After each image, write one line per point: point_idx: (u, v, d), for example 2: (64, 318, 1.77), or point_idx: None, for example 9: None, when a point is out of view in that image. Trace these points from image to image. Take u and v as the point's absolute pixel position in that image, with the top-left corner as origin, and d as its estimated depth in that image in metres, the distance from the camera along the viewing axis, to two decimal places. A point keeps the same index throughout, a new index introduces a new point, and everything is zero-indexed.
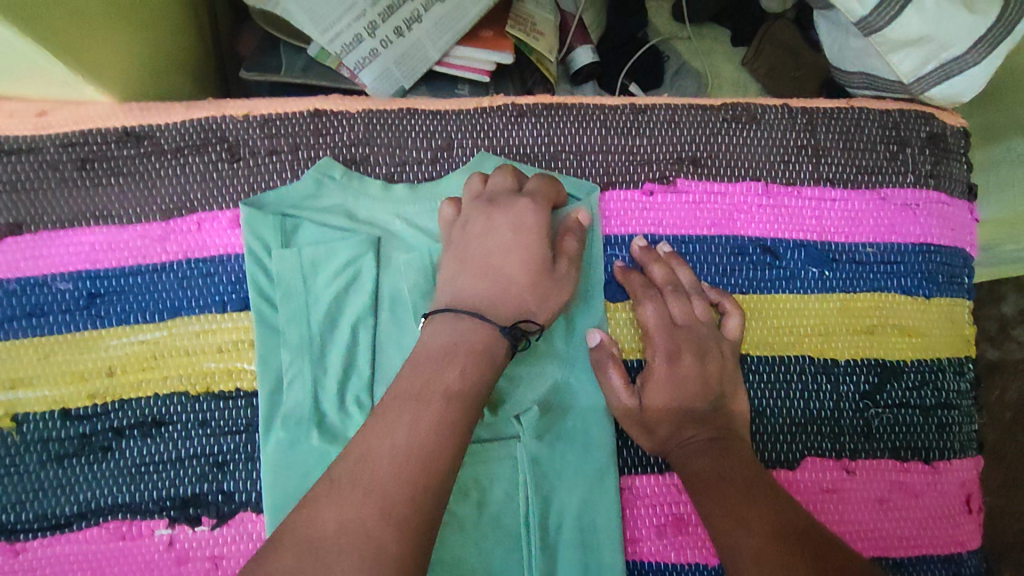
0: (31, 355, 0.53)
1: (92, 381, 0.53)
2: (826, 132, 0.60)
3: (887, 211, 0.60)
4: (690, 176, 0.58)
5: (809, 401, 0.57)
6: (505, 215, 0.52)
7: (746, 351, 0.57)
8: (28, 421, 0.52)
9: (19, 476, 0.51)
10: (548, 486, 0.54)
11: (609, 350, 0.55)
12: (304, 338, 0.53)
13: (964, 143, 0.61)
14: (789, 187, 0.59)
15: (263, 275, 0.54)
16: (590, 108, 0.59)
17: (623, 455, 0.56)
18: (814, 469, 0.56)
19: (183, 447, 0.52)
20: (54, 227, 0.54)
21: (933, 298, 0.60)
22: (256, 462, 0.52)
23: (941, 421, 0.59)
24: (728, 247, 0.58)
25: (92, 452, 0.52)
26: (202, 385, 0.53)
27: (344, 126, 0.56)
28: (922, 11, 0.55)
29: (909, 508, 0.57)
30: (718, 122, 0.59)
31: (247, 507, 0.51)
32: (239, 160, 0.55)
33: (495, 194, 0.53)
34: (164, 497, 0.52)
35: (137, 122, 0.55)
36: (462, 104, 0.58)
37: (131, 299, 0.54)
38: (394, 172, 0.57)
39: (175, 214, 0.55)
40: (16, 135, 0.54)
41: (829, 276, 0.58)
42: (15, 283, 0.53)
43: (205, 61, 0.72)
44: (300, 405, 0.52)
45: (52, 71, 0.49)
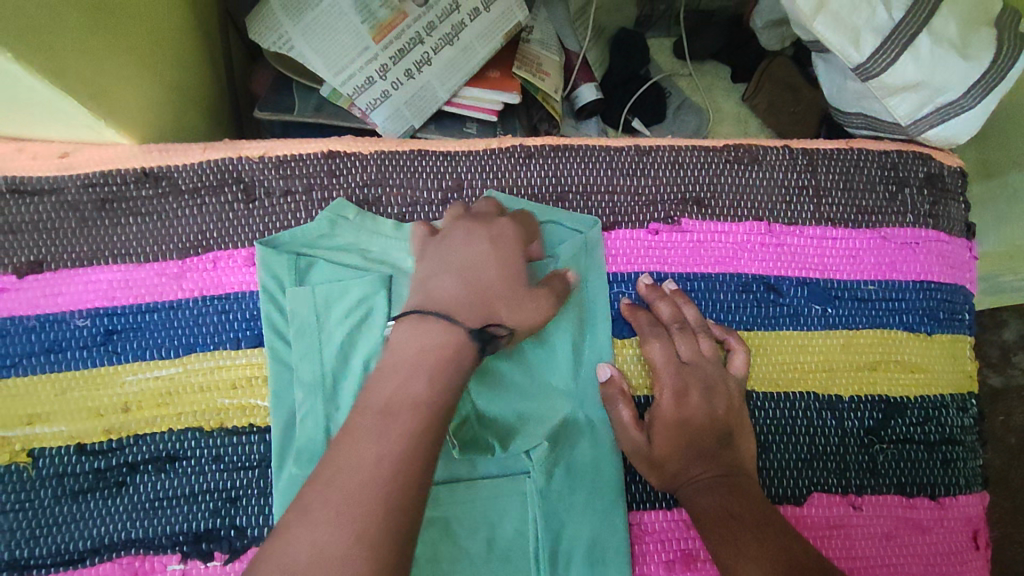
0: (47, 392, 0.53)
1: (107, 417, 0.53)
2: (826, 174, 0.61)
3: (887, 249, 0.61)
4: (694, 215, 0.60)
5: (813, 437, 0.58)
6: (489, 229, 0.54)
7: (752, 388, 0.58)
8: (43, 456, 0.53)
9: (33, 511, 0.52)
10: (558, 522, 0.54)
11: (618, 386, 0.56)
12: (317, 375, 0.54)
13: (962, 183, 0.63)
14: (791, 226, 0.60)
15: (276, 313, 0.55)
16: (596, 149, 0.60)
17: (632, 490, 0.56)
18: (821, 505, 0.56)
19: (197, 482, 0.53)
20: (73, 266, 0.55)
21: (935, 335, 0.61)
22: (269, 497, 0.53)
23: (945, 457, 0.59)
24: (733, 285, 0.59)
25: (106, 486, 0.52)
26: (216, 420, 0.54)
27: (357, 167, 0.58)
28: (917, 58, 0.57)
29: (916, 544, 0.57)
30: (721, 163, 0.61)
31: (259, 542, 0.52)
32: (254, 200, 0.57)
33: (481, 215, 0.55)
34: (177, 532, 0.52)
35: (155, 163, 0.57)
36: (471, 145, 0.60)
37: (147, 335, 0.55)
38: (406, 212, 0.58)
39: (191, 253, 0.56)
40: (39, 176, 0.56)
41: (832, 313, 0.59)
42: (34, 319, 0.54)
43: (220, 100, 0.74)
44: (312, 441, 0.53)
45: (74, 114, 0.51)
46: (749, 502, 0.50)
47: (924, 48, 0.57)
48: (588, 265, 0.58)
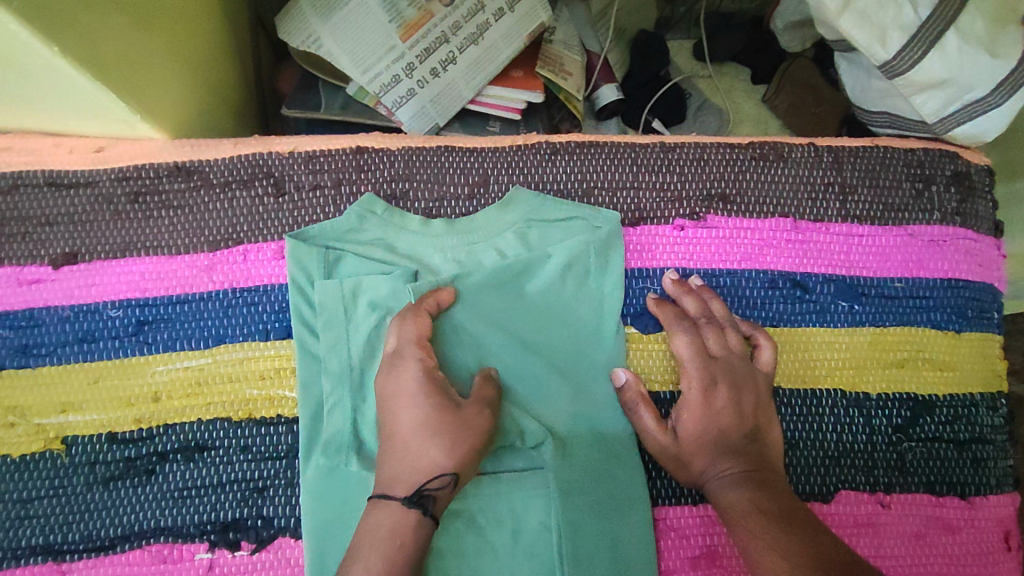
0: (80, 380, 0.54)
1: (138, 406, 0.54)
2: (852, 170, 0.61)
3: (915, 246, 0.61)
4: (719, 212, 0.60)
5: (841, 434, 0.57)
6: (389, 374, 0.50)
7: (779, 384, 0.57)
8: (76, 443, 0.53)
9: (65, 497, 0.52)
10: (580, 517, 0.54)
11: (636, 389, 0.55)
12: (344, 367, 0.55)
13: (989, 181, 0.63)
14: (817, 223, 0.60)
15: (305, 305, 0.56)
16: (621, 146, 0.61)
17: (656, 486, 0.56)
18: (849, 502, 0.56)
19: (225, 472, 0.53)
20: (107, 257, 0.56)
21: (963, 333, 0.60)
22: (296, 488, 0.53)
23: (975, 455, 0.58)
24: (759, 282, 0.59)
25: (136, 475, 0.53)
26: (244, 410, 0.54)
27: (385, 163, 0.59)
28: (945, 55, 0.57)
29: (947, 544, 0.56)
30: (746, 160, 0.61)
31: (285, 532, 0.52)
32: (284, 194, 0.58)
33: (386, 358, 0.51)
34: (205, 521, 0.52)
35: (188, 158, 0.58)
36: (497, 142, 0.61)
37: (178, 327, 0.56)
38: (432, 207, 0.59)
39: (222, 246, 0.57)
40: (76, 170, 0.57)
41: (858, 310, 0.59)
42: (69, 309, 0.55)
43: (247, 97, 0.75)
44: (340, 432, 0.53)
45: (111, 109, 0.52)
46: (776, 497, 0.50)
47: (951, 45, 0.56)
48: (609, 260, 0.59)
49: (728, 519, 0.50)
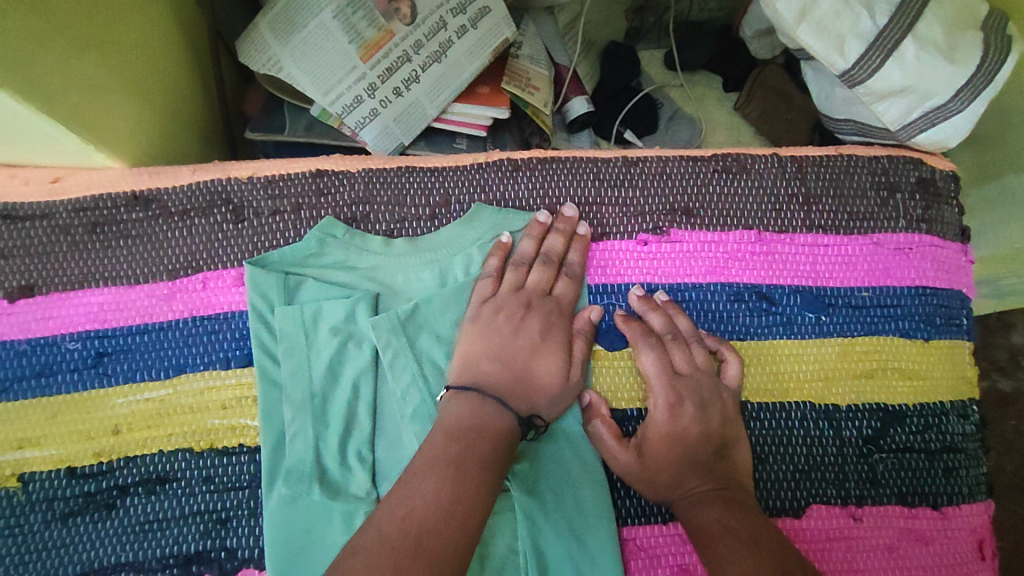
0: (38, 416, 0.54)
1: (98, 440, 0.53)
2: (816, 180, 0.61)
3: (881, 255, 0.60)
4: (683, 225, 0.60)
5: (810, 447, 0.56)
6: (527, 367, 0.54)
7: (747, 398, 0.57)
8: (33, 480, 0.53)
9: (23, 536, 0.52)
10: (545, 541, 0.53)
11: (598, 409, 0.55)
12: (306, 394, 0.54)
13: (954, 187, 0.62)
14: (781, 234, 0.60)
15: (265, 332, 0.55)
16: (583, 162, 0.61)
17: (625, 505, 0.55)
18: (820, 517, 0.55)
19: (187, 503, 0.53)
20: (64, 289, 0.56)
21: (932, 340, 0.60)
22: (259, 517, 0.53)
23: (947, 465, 0.57)
24: (725, 295, 0.59)
25: (96, 510, 0.52)
26: (206, 440, 0.54)
27: (345, 185, 0.58)
28: (903, 63, 0.57)
29: (921, 556, 0.55)
30: (709, 172, 0.61)
31: (250, 563, 0.52)
32: (243, 220, 0.57)
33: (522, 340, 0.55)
34: (167, 555, 0.52)
35: (145, 186, 0.57)
36: (458, 160, 0.60)
37: (137, 357, 0.55)
38: (393, 229, 0.58)
39: (181, 274, 0.56)
40: (31, 202, 0.56)
41: (826, 321, 0.59)
42: (25, 343, 0.55)
43: (211, 121, 0.74)
44: (302, 460, 0.53)
45: (65, 139, 0.52)
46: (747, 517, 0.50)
47: (909, 53, 0.56)
48: None
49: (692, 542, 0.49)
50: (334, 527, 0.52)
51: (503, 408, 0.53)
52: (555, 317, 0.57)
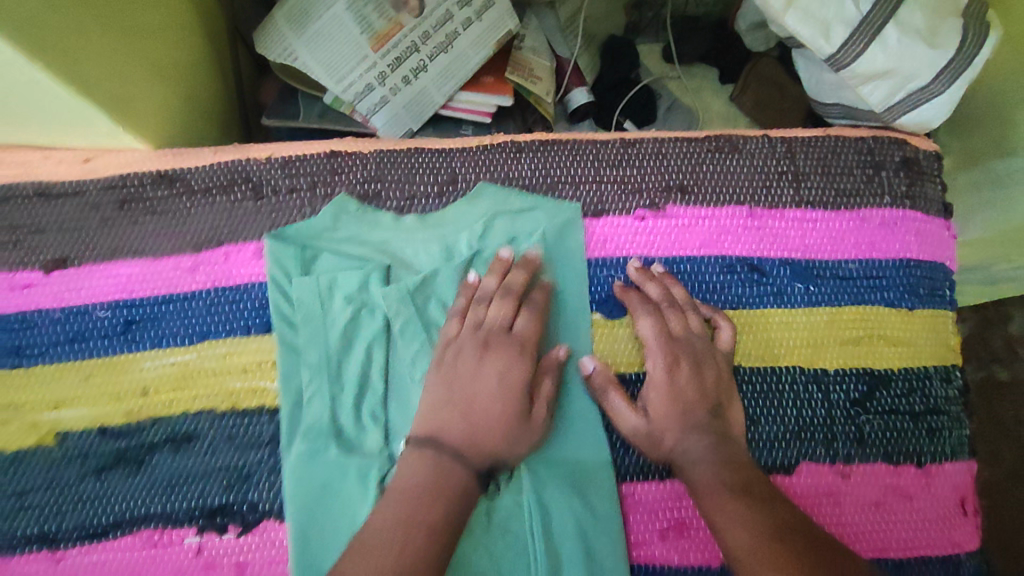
0: (72, 378, 0.57)
1: (128, 401, 0.57)
2: (805, 159, 0.64)
3: (867, 229, 0.63)
4: (678, 202, 0.63)
5: (801, 409, 0.59)
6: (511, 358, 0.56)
7: (739, 363, 0.60)
8: (69, 437, 0.56)
9: (60, 488, 0.55)
10: (547, 495, 0.56)
11: (604, 375, 0.58)
12: (322, 358, 0.58)
13: (937, 165, 0.66)
14: (772, 210, 0.63)
15: (284, 301, 0.58)
16: (583, 143, 0.64)
17: (624, 463, 0.58)
18: (809, 474, 0.58)
19: (212, 460, 0.56)
20: (95, 262, 0.59)
21: (916, 310, 0.62)
22: (278, 473, 0.56)
23: (931, 426, 0.60)
24: (717, 267, 0.62)
25: (127, 465, 0.56)
26: (228, 402, 0.57)
27: (358, 165, 0.62)
28: (885, 47, 0.60)
29: (905, 511, 0.59)
30: (703, 152, 0.64)
31: (270, 516, 0.56)
32: (263, 197, 0.61)
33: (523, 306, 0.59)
34: (194, 507, 0.56)
35: (170, 166, 0.61)
36: (465, 143, 0.64)
37: (164, 325, 0.58)
38: (404, 205, 0.62)
39: (204, 247, 0.60)
40: (65, 181, 0.60)
41: (815, 291, 0.62)
42: (59, 312, 0.58)
43: (228, 108, 0.78)
44: (320, 419, 0.56)
45: (95, 120, 0.56)
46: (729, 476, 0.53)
47: (891, 38, 0.60)
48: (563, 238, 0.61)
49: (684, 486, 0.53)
50: (349, 481, 0.55)
51: (505, 376, 0.55)
52: (545, 282, 0.60)
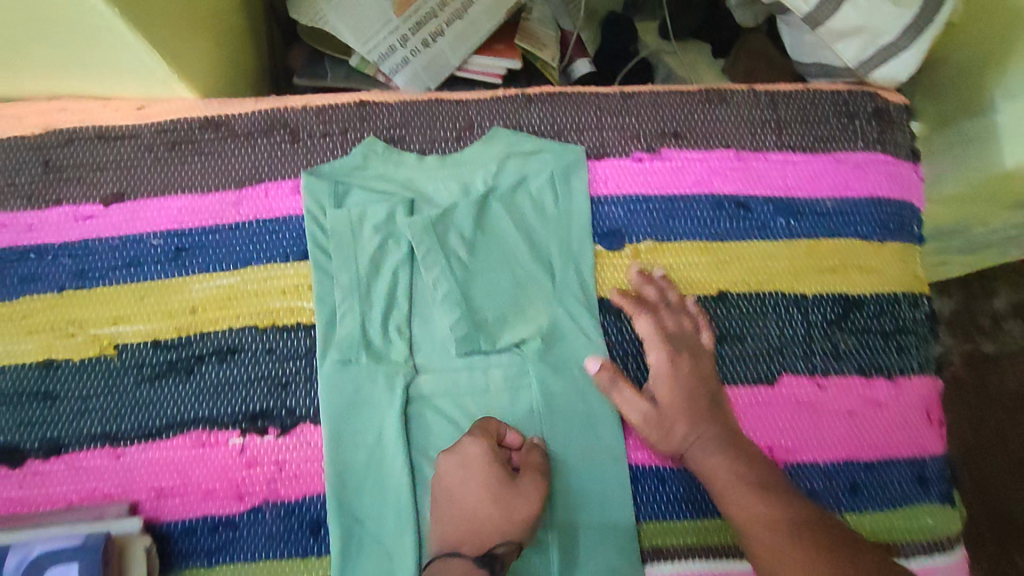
0: (129, 298, 0.64)
1: (179, 318, 0.64)
2: (786, 109, 0.71)
3: (842, 171, 0.70)
4: (672, 146, 0.69)
5: (783, 328, 0.66)
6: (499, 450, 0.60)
7: (727, 289, 0.67)
8: (126, 349, 0.63)
9: (119, 393, 0.62)
10: (554, 399, 0.64)
11: (608, 374, 0.61)
12: (353, 280, 0.64)
13: (906, 116, 0.73)
14: (756, 153, 0.70)
15: (319, 230, 0.65)
16: (586, 95, 0.71)
17: (624, 376, 0.66)
18: (790, 384, 0.65)
19: (253, 370, 0.63)
20: (148, 196, 0.66)
21: (886, 243, 0.69)
22: (314, 381, 0.63)
23: (899, 344, 0.67)
24: (707, 204, 0.69)
25: (178, 374, 0.63)
26: (269, 319, 0.64)
27: (384, 113, 0.69)
28: (857, 6, 0.66)
29: (876, 418, 0.66)
30: (695, 103, 0.71)
31: (306, 419, 0.63)
32: (299, 140, 0.68)
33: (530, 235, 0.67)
34: (238, 412, 0.62)
35: (216, 113, 0.68)
36: (479, 94, 0.71)
37: (211, 253, 0.65)
38: (426, 147, 0.69)
39: (247, 184, 0.67)
40: (122, 125, 0.67)
41: (795, 225, 0.69)
42: (118, 239, 0.65)
43: (260, 71, 0.84)
44: (351, 333, 0.63)
45: (155, 70, 0.63)
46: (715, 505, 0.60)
47: None
48: (567, 177, 0.68)
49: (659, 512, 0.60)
50: (377, 387, 0.63)
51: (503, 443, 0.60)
52: (550, 214, 0.67)
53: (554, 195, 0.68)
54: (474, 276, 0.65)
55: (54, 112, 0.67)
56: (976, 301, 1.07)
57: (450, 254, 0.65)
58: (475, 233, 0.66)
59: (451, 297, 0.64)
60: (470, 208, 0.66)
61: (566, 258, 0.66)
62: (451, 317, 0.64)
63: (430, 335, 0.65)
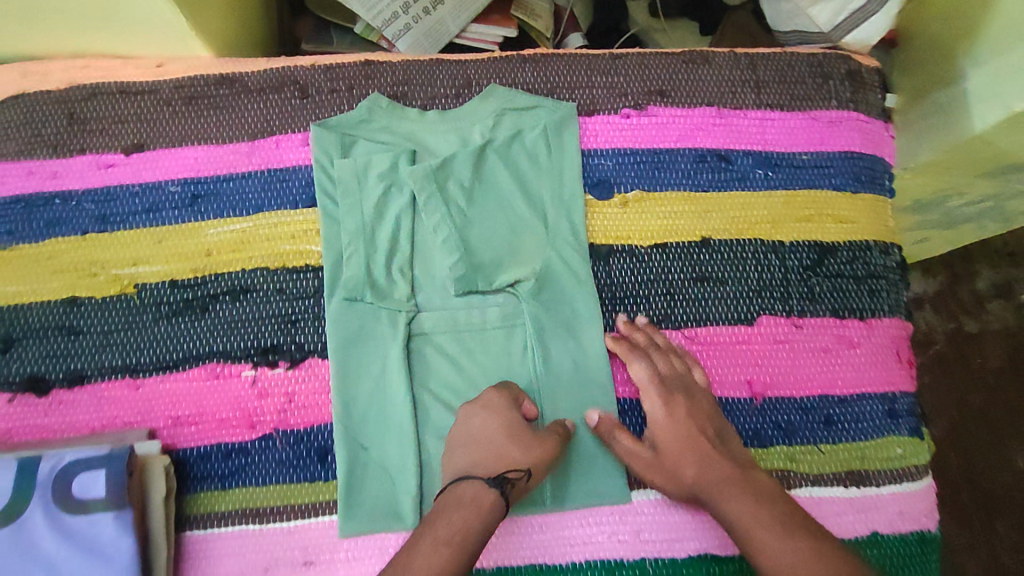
0: (148, 241, 0.68)
1: (195, 260, 0.68)
2: (765, 70, 0.76)
3: (818, 127, 0.75)
4: (658, 104, 0.74)
5: (761, 272, 0.71)
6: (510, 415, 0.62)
7: (709, 236, 0.71)
8: (145, 288, 0.67)
9: (138, 329, 0.66)
10: (547, 337, 0.68)
11: (610, 422, 0.65)
12: (358, 224, 0.68)
13: (878, 78, 0.77)
14: (737, 110, 0.74)
15: (326, 178, 0.69)
16: (577, 56, 0.76)
17: (613, 316, 0.70)
18: (768, 324, 0.70)
19: (264, 308, 0.67)
20: (167, 146, 0.70)
21: (859, 194, 0.74)
22: (322, 319, 0.67)
23: (871, 287, 0.72)
24: (691, 157, 0.73)
25: (194, 312, 0.67)
26: (279, 261, 0.68)
27: (387, 71, 0.73)
28: None
29: (849, 356, 0.70)
30: (679, 63, 0.75)
31: (314, 354, 0.67)
32: (308, 97, 0.72)
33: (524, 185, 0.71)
34: (250, 347, 0.66)
35: (231, 70, 0.72)
36: (477, 55, 0.75)
37: (225, 199, 0.69)
38: (427, 103, 0.73)
39: (259, 136, 0.71)
40: (142, 81, 0.71)
41: (773, 177, 0.73)
42: (138, 186, 0.69)
43: (269, 39, 0.89)
44: (356, 274, 0.67)
45: (175, 27, 0.67)
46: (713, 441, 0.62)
47: None
48: (559, 131, 0.72)
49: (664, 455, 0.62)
50: (381, 324, 0.67)
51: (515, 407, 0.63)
52: (543, 166, 0.72)
53: (547, 149, 0.72)
54: (473, 223, 0.69)
55: (78, 68, 0.71)
56: (960, 283, 1.11)
57: (450, 201, 0.69)
58: (474, 182, 0.70)
59: (450, 240, 0.68)
60: (468, 159, 0.70)
61: (558, 206, 0.71)
62: (451, 259, 0.68)
63: (431, 276, 0.69)
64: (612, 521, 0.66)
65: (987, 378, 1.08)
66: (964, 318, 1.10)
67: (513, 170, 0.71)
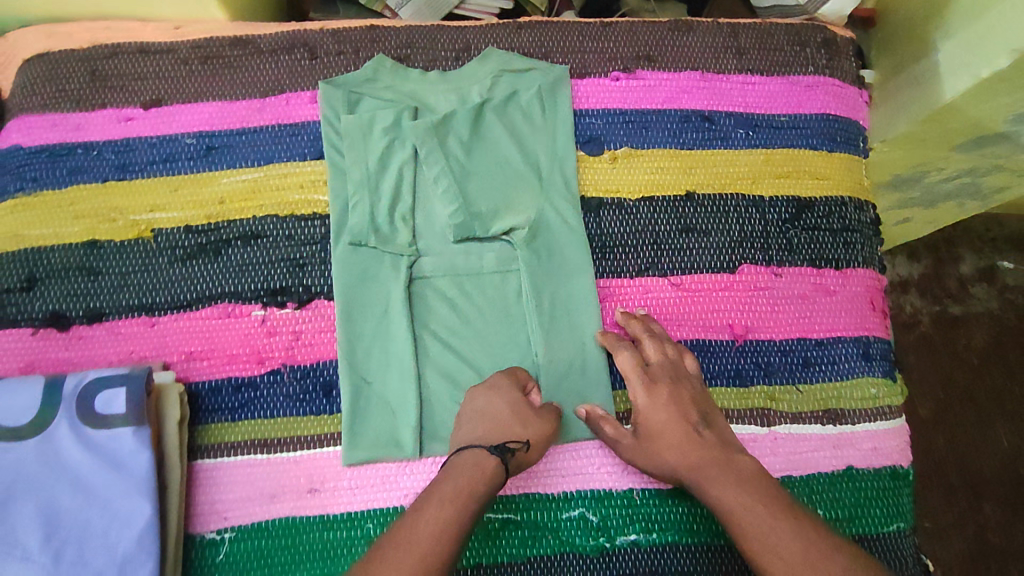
0: (165, 189, 0.72)
1: (209, 207, 0.72)
2: (746, 38, 0.81)
3: (796, 91, 0.79)
4: (646, 68, 0.79)
5: (742, 224, 0.75)
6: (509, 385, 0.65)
7: (694, 190, 0.76)
8: (162, 233, 0.71)
9: (155, 270, 0.70)
10: (540, 281, 0.72)
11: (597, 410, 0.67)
12: (363, 175, 0.72)
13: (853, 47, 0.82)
14: (720, 75, 0.79)
15: (333, 132, 0.74)
16: (570, 23, 0.80)
17: (604, 264, 0.74)
18: (749, 273, 0.74)
19: (274, 252, 0.71)
20: (183, 102, 0.74)
21: (835, 153, 0.78)
22: (328, 262, 0.71)
23: (845, 239, 0.76)
24: (676, 117, 0.78)
25: (207, 255, 0.71)
26: (289, 210, 0.72)
27: (392, 36, 0.78)
28: None
29: (826, 302, 0.74)
30: (666, 31, 0.80)
31: (320, 295, 0.71)
32: (317, 57, 0.77)
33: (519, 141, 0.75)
34: (260, 288, 0.70)
35: (244, 33, 0.77)
36: (476, 22, 0.80)
37: (237, 152, 0.74)
38: (428, 66, 0.78)
39: (270, 94, 0.75)
40: (160, 41, 0.76)
41: (754, 136, 0.78)
42: (156, 138, 0.73)
43: (279, 12, 0.94)
44: (361, 221, 0.71)
45: None
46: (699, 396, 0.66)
47: None
48: (553, 91, 0.77)
49: (655, 419, 0.64)
50: (384, 268, 0.71)
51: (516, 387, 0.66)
52: (538, 124, 0.76)
53: (541, 107, 0.76)
54: (471, 175, 0.74)
55: (101, 30, 0.76)
56: (945, 266, 1.15)
57: (450, 154, 0.73)
58: (472, 137, 0.74)
59: (449, 190, 0.72)
60: (466, 115, 0.74)
61: (551, 160, 0.75)
62: (450, 207, 0.72)
63: (430, 225, 0.73)
64: (601, 454, 0.70)
65: (969, 358, 1.11)
66: (948, 301, 1.14)
67: (509, 126, 0.75)
